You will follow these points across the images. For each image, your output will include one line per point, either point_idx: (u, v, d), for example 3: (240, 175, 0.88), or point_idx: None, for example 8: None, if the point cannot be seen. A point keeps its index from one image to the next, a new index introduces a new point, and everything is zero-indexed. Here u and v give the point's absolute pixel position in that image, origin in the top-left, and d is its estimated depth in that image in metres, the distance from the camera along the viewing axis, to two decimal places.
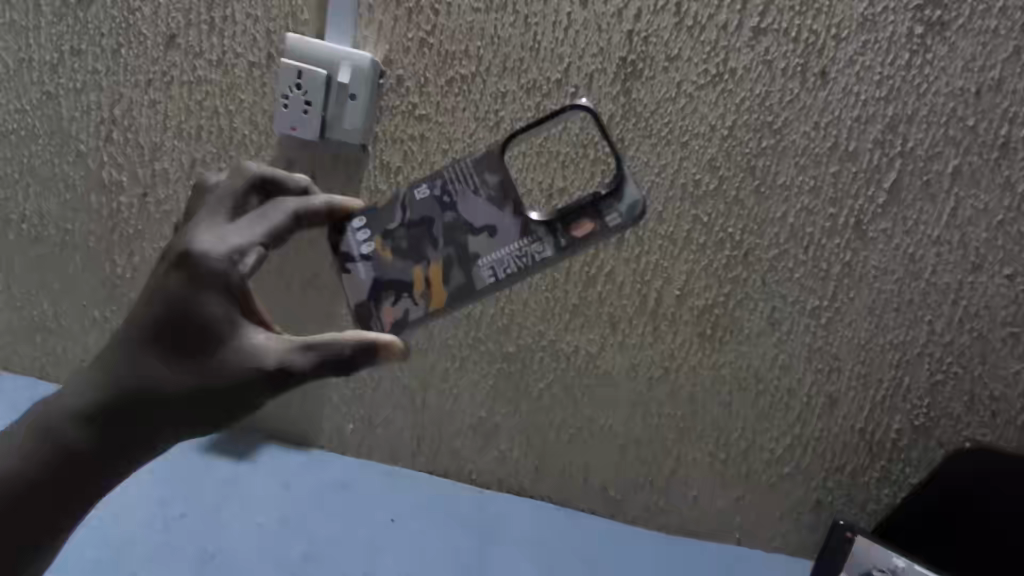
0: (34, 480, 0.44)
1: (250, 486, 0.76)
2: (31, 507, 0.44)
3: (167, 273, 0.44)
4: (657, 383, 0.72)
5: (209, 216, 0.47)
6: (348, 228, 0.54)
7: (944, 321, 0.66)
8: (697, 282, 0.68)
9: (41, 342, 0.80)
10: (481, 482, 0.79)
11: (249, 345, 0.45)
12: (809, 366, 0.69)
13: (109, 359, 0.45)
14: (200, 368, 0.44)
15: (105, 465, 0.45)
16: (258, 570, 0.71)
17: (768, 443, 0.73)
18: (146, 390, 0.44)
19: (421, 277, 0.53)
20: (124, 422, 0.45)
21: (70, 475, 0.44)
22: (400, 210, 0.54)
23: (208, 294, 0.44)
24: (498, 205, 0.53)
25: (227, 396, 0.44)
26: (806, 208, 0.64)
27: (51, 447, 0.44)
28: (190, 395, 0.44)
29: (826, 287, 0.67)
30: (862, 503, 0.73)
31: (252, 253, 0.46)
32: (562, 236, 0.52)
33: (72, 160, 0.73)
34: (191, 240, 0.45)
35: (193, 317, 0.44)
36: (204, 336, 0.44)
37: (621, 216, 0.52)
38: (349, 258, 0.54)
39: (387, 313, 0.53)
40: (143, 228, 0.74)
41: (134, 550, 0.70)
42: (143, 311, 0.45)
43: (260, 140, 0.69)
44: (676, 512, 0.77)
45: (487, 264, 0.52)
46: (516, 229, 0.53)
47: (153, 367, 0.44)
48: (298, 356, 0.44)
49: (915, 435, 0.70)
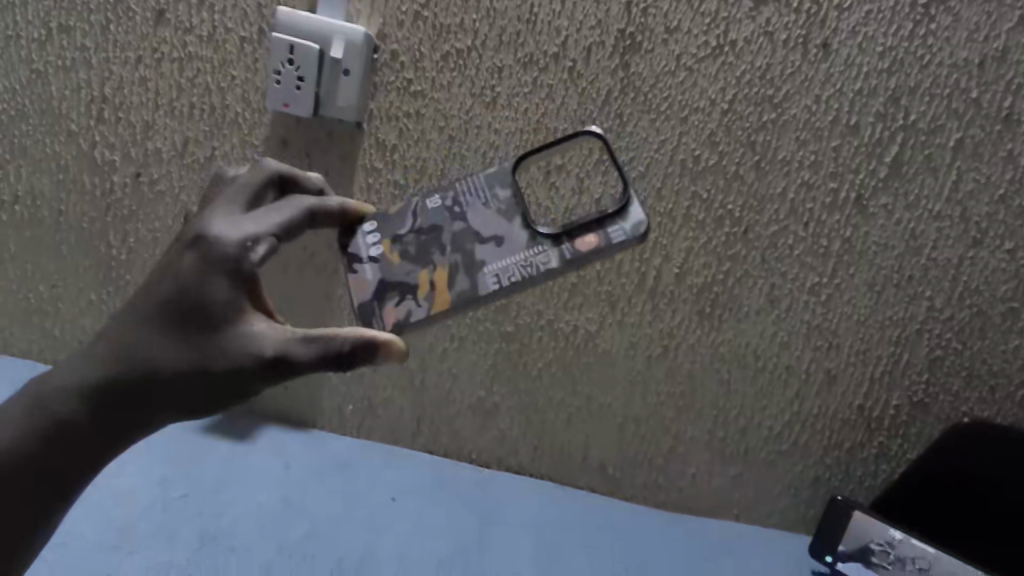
0: (23, 460, 0.43)
1: (251, 467, 0.76)
2: (24, 492, 0.43)
3: (180, 254, 0.45)
4: (656, 361, 0.72)
5: (225, 205, 0.48)
6: (358, 231, 0.55)
7: (944, 297, 0.66)
8: (696, 260, 0.68)
9: (38, 325, 0.79)
10: (481, 461, 0.80)
11: (251, 332, 0.45)
12: (808, 343, 0.69)
13: (113, 339, 0.45)
14: (204, 351, 0.44)
15: (103, 444, 0.45)
16: (258, 548, 0.69)
17: (766, 420, 0.73)
18: (149, 369, 0.44)
19: (427, 280, 0.53)
20: (123, 404, 0.44)
21: (60, 457, 0.44)
22: (410, 217, 0.55)
23: (217, 279, 0.44)
24: (507, 216, 0.54)
25: (228, 380, 0.44)
26: (806, 183, 0.64)
27: (41, 425, 0.44)
28: (191, 376, 0.44)
29: (826, 264, 0.66)
30: (859, 479, 0.74)
31: (264, 243, 0.46)
32: (568, 250, 0.51)
33: (64, 140, 0.72)
34: (204, 226, 0.46)
35: (199, 299, 0.44)
36: (209, 319, 0.44)
37: (628, 236, 0.52)
38: (357, 259, 0.55)
39: (389, 313, 0.53)
40: (137, 209, 0.73)
41: (136, 531, 0.69)
42: (153, 291, 0.45)
43: (253, 118, 0.68)
44: (675, 489, 0.78)
45: (491, 272, 0.52)
46: (522, 240, 0.52)
47: (157, 346, 0.44)
48: (299, 346, 0.44)
49: (914, 412, 0.71)
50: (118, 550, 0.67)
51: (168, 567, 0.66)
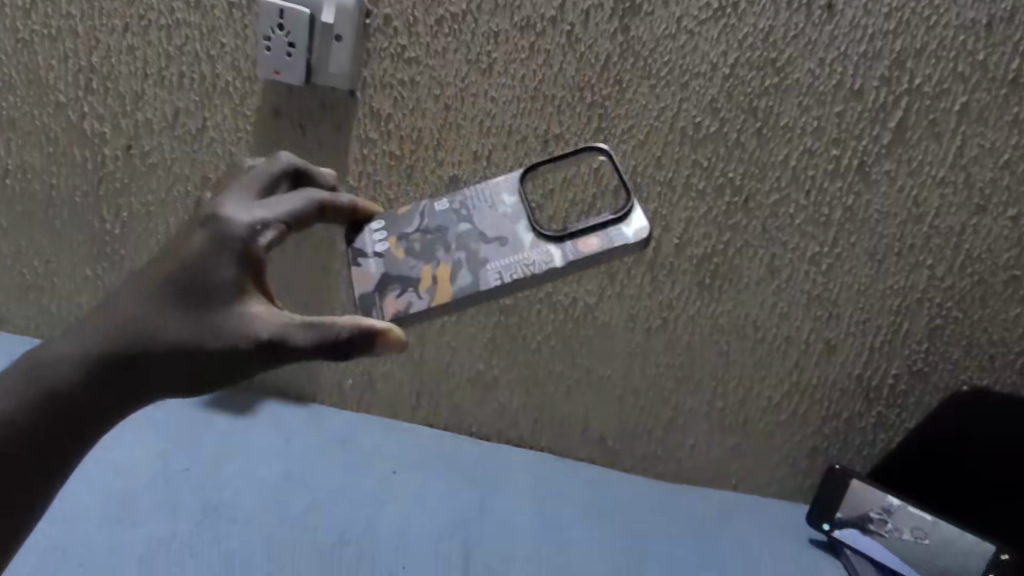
0: (10, 436, 0.41)
1: (252, 442, 0.76)
2: (14, 473, 0.41)
3: (189, 233, 0.45)
4: (655, 333, 0.72)
5: (238, 190, 0.49)
6: (365, 228, 0.55)
7: (945, 265, 0.65)
8: (696, 230, 0.67)
9: (34, 301, 0.79)
10: (481, 434, 0.80)
11: (249, 314, 0.44)
12: (807, 313, 0.69)
13: (113, 311, 0.44)
14: (203, 330, 0.43)
15: (97, 418, 0.44)
16: (260, 520, 0.68)
17: (765, 391, 0.73)
18: (146, 343, 0.43)
19: (429, 275, 0.52)
20: (119, 379, 0.44)
21: (49, 431, 0.42)
22: (418, 218, 0.55)
23: (223, 258, 0.44)
24: (513, 219, 0.54)
25: (224, 360, 0.43)
26: (808, 150, 0.63)
27: (31, 397, 0.42)
28: (188, 354, 0.43)
29: (827, 233, 0.66)
30: (857, 448, 0.74)
31: (273, 229, 0.46)
32: (570, 251, 0.51)
33: (52, 112, 0.71)
34: (216, 208, 0.46)
35: (204, 277, 0.44)
36: (211, 297, 0.44)
37: (631, 241, 0.51)
38: (362, 254, 0.54)
39: (389, 304, 0.52)
40: (129, 182, 0.72)
41: (137, 505, 0.67)
42: (160, 267, 0.45)
43: (245, 87, 0.67)
44: (674, 460, 0.78)
45: (494, 269, 0.52)
46: (526, 240, 0.52)
47: (157, 321, 0.44)
48: (298, 332, 0.44)
49: (913, 380, 0.71)
50: (121, 523, 0.65)
51: (170, 539, 0.65)
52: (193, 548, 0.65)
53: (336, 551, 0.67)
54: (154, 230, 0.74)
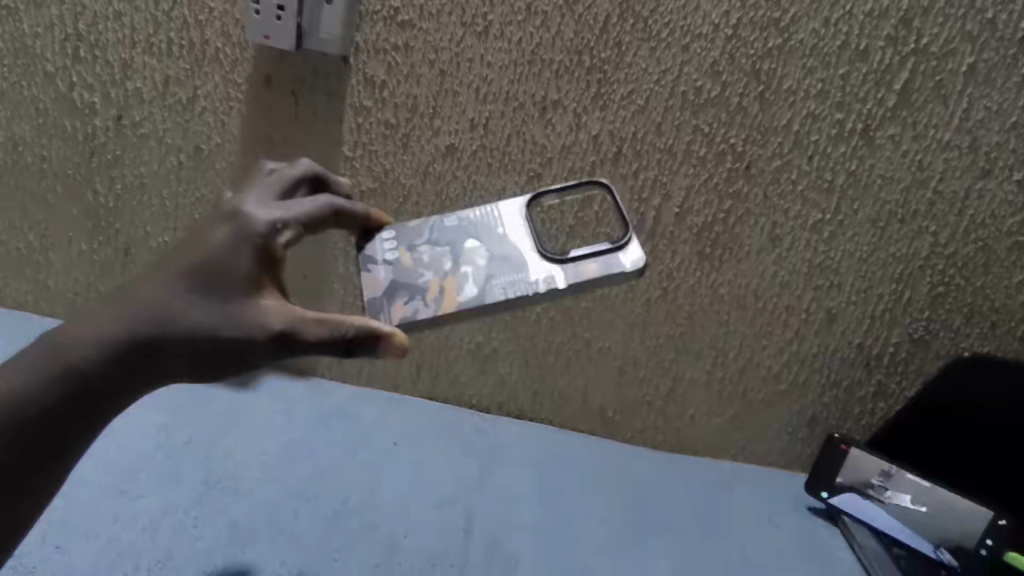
0: (21, 422, 0.41)
1: (254, 416, 0.74)
2: (20, 463, 0.41)
3: (213, 227, 0.46)
4: (655, 303, 0.71)
5: (261, 191, 0.50)
6: (376, 237, 0.55)
7: (949, 231, 0.65)
8: (697, 199, 0.66)
9: (30, 276, 0.78)
10: (481, 407, 0.81)
11: (259, 306, 0.43)
12: (809, 282, 0.69)
13: (126, 295, 0.44)
14: (216, 317, 0.42)
15: (109, 403, 0.43)
16: (261, 492, 0.67)
17: (765, 360, 0.73)
18: (159, 327, 0.42)
19: (437, 285, 0.52)
20: (125, 363, 0.43)
21: (60, 417, 0.42)
22: (429, 232, 0.56)
23: (242, 251, 0.44)
24: (518, 240, 0.55)
25: (234, 349, 0.42)
26: (811, 114, 0.62)
27: (42, 382, 0.41)
28: (200, 341, 0.42)
29: (830, 199, 0.65)
30: (856, 417, 0.74)
31: (290, 229, 0.47)
32: (572, 273, 0.52)
33: (41, 82, 0.69)
34: (241, 206, 0.47)
35: (222, 268, 0.43)
36: (226, 288, 0.43)
37: (626, 270, 0.53)
38: (372, 262, 0.54)
39: (397, 309, 0.51)
40: (122, 154, 0.71)
41: (138, 476, 0.65)
42: (180, 256, 0.45)
43: (235, 54, 0.65)
44: (674, 431, 0.78)
45: (499, 284, 0.52)
46: (530, 260, 0.53)
47: (169, 306, 0.43)
48: (308, 325, 0.42)
49: (913, 348, 0.70)
50: (121, 494, 0.63)
51: (172, 509, 0.63)
52: (195, 518, 0.63)
53: (339, 520, 0.65)
54: (149, 203, 0.73)
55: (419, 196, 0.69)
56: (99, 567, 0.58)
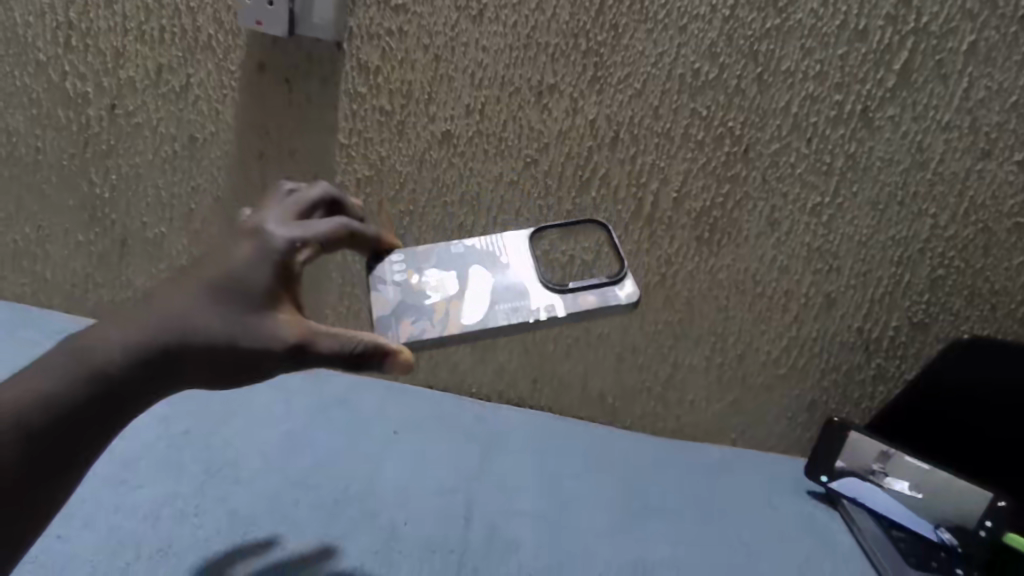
0: (34, 429, 0.40)
1: (256, 407, 0.74)
2: (32, 471, 0.40)
3: (235, 243, 0.47)
4: (653, 289, 0.71)
5: (280, 211, 0.51)
6: (386, 258, 0.57)
7: (949, 213, 0.64)
8: (695, 183, 0.65)
9: (27, 268, 0.78)
10: (481, 395, 0.82)
11: (275, 319, 0.45)
12: (808, 267, 0.68)
13: (152, 303, 0.44)
14: (236, 328, 0.44)
15: (125, 409, 0.43)
16: (261, 479, 0.66)
17: (765, 345, 0.73)
18: (184, 336, 0.43)
19: (442, 307, 0.55)
20: (147, 369, 0.43)
21: (74, 425, 0.41)
22: (436, 257, 0.58)
23: (263, 267, 0.46)
24: (521, 268, 0.57)
25: (253, 359, 0.44)
26: (811, 96, 0.61)
27: (60, 389, 0.41)
28: (221, 352, 0.44)
29: (829, 182, 0.64)
30: (856, 401, 0.75)
31: (307, 250, 0.48)
32: (572, 303, 0.54)
33: (33, 72, 0.69)
34: (262, 225, 0.48)
35: (242, 281, 0.45)
36: (245, 300, 0.45)
37: (623, 303, 0.54)
38: (381, 282, 0.56)
39: (404, 328, 0.54)
40: (116, 143, 0.71)
41: (139, 465, 0.66)
42: (202, 269, 0.46)
43: (227, 41, 0.65)
44: (674, 417, 0.79)
45: (501, 309, 0.54)
46: (532, 287, 0.55)
47: (195, 316, 0.44)
48: (322, 339, 0.45)
49: (913, 332, 0.70)
50: (125, 484, 0.63)
51: (173, 498, 0.63)
52: (196, 507, 0.62)
53: (339, 507, 0.65)
54: (144, 193, 0.73)
55: (415, 184, 0.69)
56: (99, 554, 0.57)
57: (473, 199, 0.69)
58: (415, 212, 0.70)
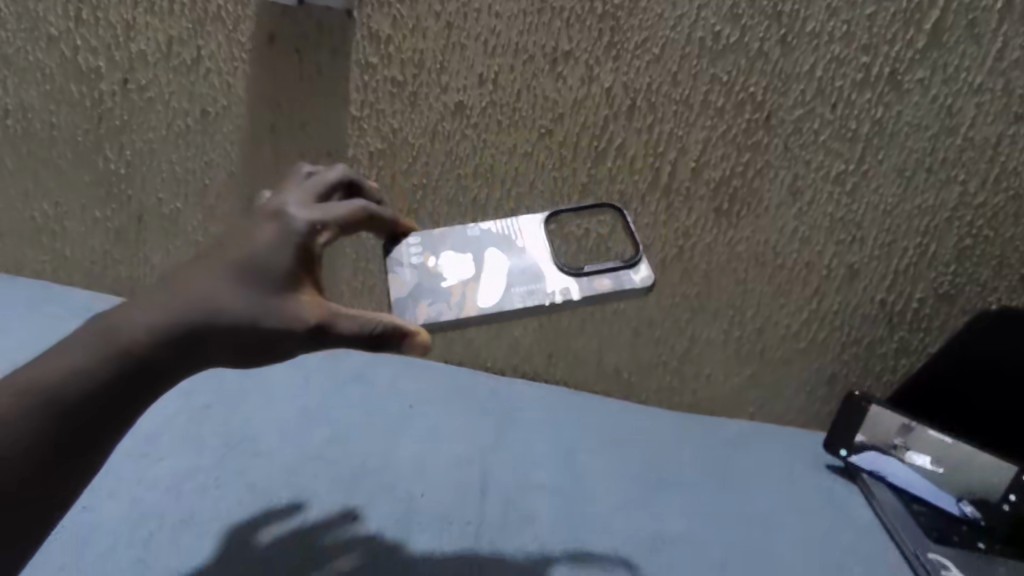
0: (62, 407, 0.41)
1: (275, 385, 0.75)
2: (61, 448, 0.41)
3: (257, 226, 0.47)
4: (670, 262, 0.70)
5: (300, 193, 0.51)
6: (403, 241, 0.57)
7: (979, 180, 0.62)
8: (714, 151, 0.64)
9: (47, 245, 0.79)
10: (496, 369, 0.83)
11: (297, 300, 0.44)
12: (830, 237, 0.66)
13: (175, 285, 0.44)
14: (259, 309, 0.43)
15: (149, 390, 0.43)
16: (280, 452, 0.67)
17: (784, 318, 0.72)
18: (208, 317, 0.43)
19: (459, 290, 0.54)
20: (170, 350, 0.43)
21: (101, 404, 0.42)
22: (451, 241, 0.58)
23: (285, 249, 0.45)
24: (536, 252, 0.57)
25: (276, 341, 0.43)
26: (836, 58, 0.59)
27: (86, 368, 0.42)
28: (244, 333, 0.43)
29: (854, 149, 0.62)
30: (877, 374, 0.73)
31: (327, 232, 0.48)
32: (586, 287, 0.54)
33: (45, 47, 0.69)
34: (283, 207, 0.48)
35: (265, 263, 0.44)
36: (268, 282, 0.44)
37: (637, 287, 0.54)
38: (398, 265, 0.56)
39: (421, 311, 0.53)
40: (130, 119, 0.71)
41: (160, 438, 0.66)
42: (225, 251, 0.46)
43: (237, 12, 0.64)
44: (690, 391, 0.78)
45: (517, 292, 0.54)
46: (547, 271, 0.55)
47: (218, 297, 0.43)
48: (342, 319, 0.45)
49: (938, 304, 0.68)
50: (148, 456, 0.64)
51: (195, 472, 0.64)
52: (217, 479, 0.63)
53: (357, 480, 0.65)
54: (159, 168, 0.73)
55: (429, 156, 0.68)
56: (123, 524, 0.58)
57: (487, 171, 0.68)
58: (428, 185, 0.69)
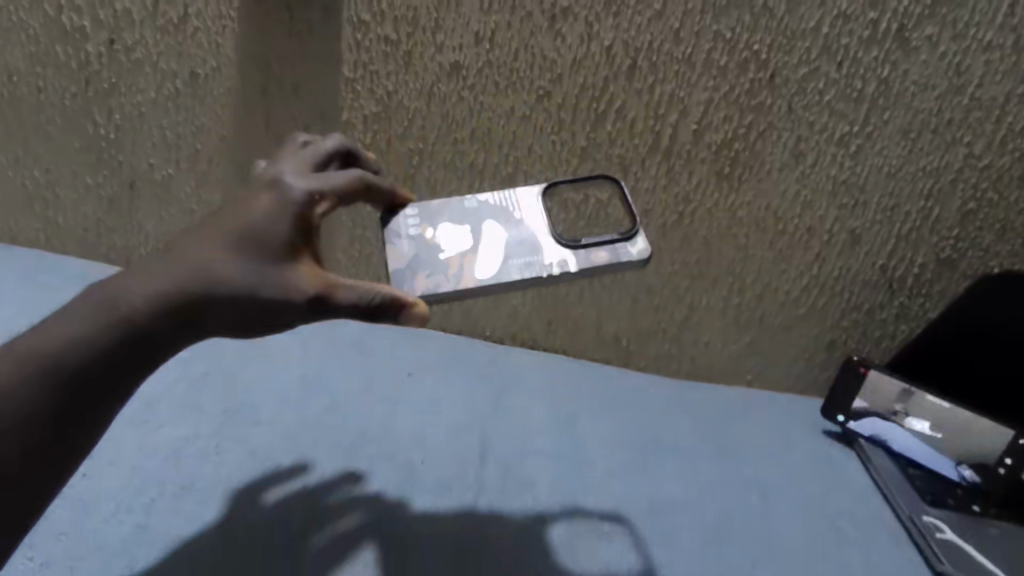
0: (62, 375, 0.41)
1: (275, 355, 0.75)
2: (61, 416, 0.41)
3: (254, 195, 0.46)
4: (670, 229, 0.69)
5: (296, 163, 0.50)
6: (400, 213, 0.56)
7: (985, 142, 0.61)
8: (716, 113, 0.62)
9: (38, 213, 0.78)
10: (495, 337, 0.82)
11: (295, 271, 0.43)
12: (833, 201, 0.66)
13: (171, 255, 0.43)
14: (256, 279, 0.42)
15: (150, 358, 0.43)
16: (280, 421, 0.67)
17: (784, 284, 0.71)
18: (205, 287, 0.42)
19: (457, 262, 0.53)
20: (168, 319, 0.42)
21: (100, 372, 0.41)
22: (450, 212, 0.57)
23: (283, 219, 0.44)
24: (534, 224, 0.56)
25: (274, 311, 0.42)
26: (843, 14, 0.57)
27: (85, 337, 0.41)
28: (243, 303, 0.42)
29: (859, 110, 0.61)
30: (876, 341, 0.73)
31: (325, 202, 0.47)
32: (583, 260, 0.53)
33: (28, 6, 0.67)
34: (279, 176, 0.47)
35: (263, 233, 0.43)
36: (266, 252, 0.43)
37: (634, 259, 0.53)
38: (396, 236, 0.55)
39: (420, 283, 0.52)
40: (118, 82, 0.69)
41: (160, 406, 0.66)
42: (221, 220, 0.45)
43: None
44: (689, 358, 0.78)
45: (515, 264, 0.53)
46: (546, 242, 0.54)
47: (216, 267, 0.42)
48: (340, 290, 0.43)
49: (940, 269, 0.68)
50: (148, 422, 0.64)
51: (195, 438, 0.64)
52: (218, 446, 0.63)
53: (357, 448, 0.65)
54: (149, 133, 0.71)
55: (425, 120, 0.66)
56: (123, 491, 0.58)
57: (484, 134, 0.66)
58: (424, 149, 0.68)
